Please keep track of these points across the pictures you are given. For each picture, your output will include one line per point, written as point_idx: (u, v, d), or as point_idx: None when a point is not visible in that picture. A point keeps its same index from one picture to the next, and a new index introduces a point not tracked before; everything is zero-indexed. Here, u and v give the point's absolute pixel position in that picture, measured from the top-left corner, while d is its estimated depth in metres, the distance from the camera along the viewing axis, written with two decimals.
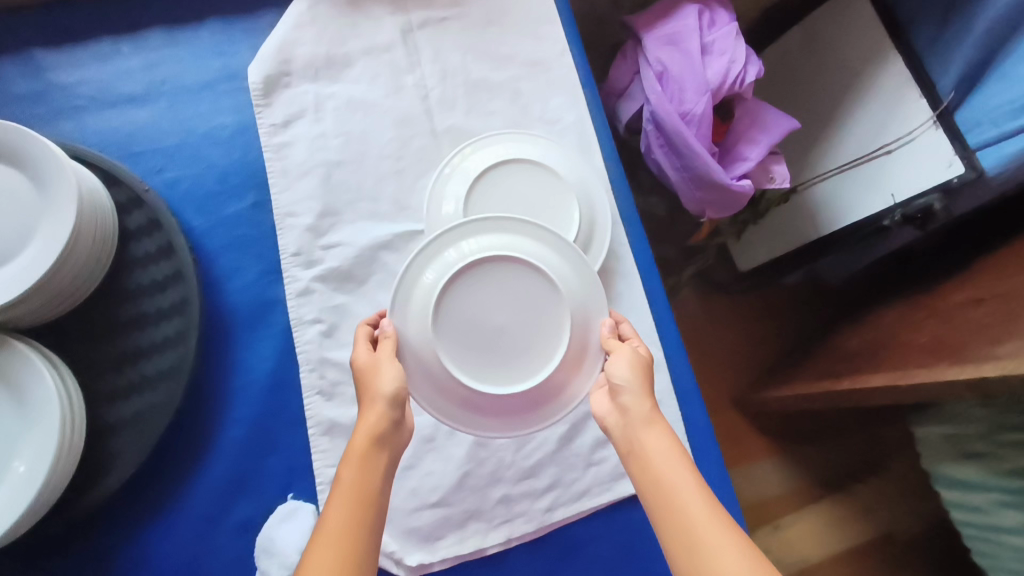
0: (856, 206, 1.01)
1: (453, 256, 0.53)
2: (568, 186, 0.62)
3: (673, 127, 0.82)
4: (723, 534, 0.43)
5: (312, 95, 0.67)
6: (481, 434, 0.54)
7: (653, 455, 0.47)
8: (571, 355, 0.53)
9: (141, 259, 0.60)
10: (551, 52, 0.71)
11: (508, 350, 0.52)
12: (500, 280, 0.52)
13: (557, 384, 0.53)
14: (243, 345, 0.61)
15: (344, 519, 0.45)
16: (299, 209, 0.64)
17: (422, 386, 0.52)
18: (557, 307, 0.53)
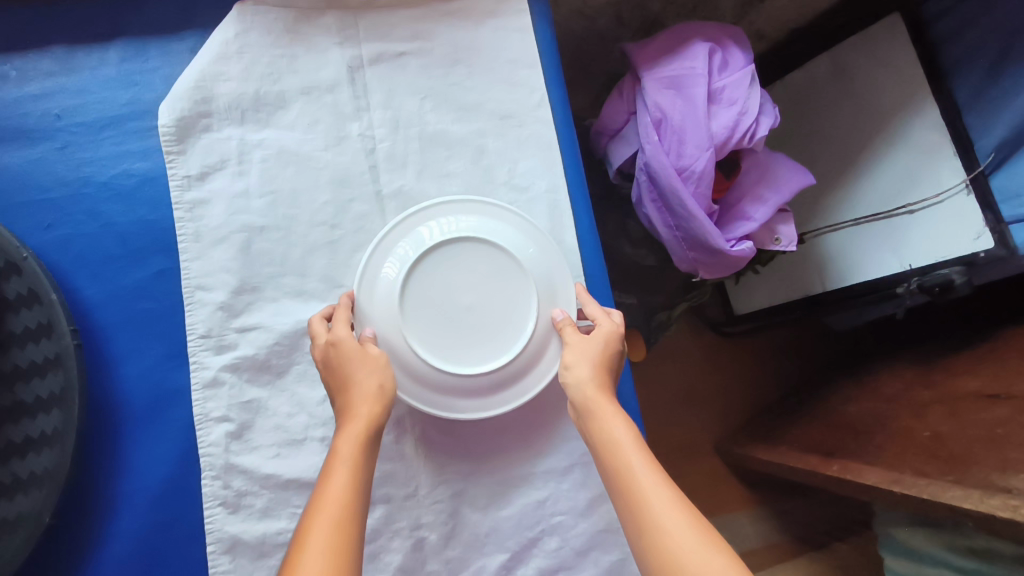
0: (866, 266, 0.89)
1: (427, 234, 0.53)
2: (528, 275, 0.52)
3: (667, 184, 0.71)
4: (674, 508, 0.43)
5: (236, 141, 0.56)
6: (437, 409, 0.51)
7: (617, 440, 0.46)
8: (535, 345, 0.52)
9: (17, 338, 0.50)
10: (526, 103, 0.60)
11: (473, 326, 0.51)
12: (477, 262, 0.52)
13: (518, 365, 0.51)
14: (136, 443, 0.52)
15: (343, 493, 0.43)
16: (212, 281, 0.54)
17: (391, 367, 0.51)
18: (523, 284, 0.52)
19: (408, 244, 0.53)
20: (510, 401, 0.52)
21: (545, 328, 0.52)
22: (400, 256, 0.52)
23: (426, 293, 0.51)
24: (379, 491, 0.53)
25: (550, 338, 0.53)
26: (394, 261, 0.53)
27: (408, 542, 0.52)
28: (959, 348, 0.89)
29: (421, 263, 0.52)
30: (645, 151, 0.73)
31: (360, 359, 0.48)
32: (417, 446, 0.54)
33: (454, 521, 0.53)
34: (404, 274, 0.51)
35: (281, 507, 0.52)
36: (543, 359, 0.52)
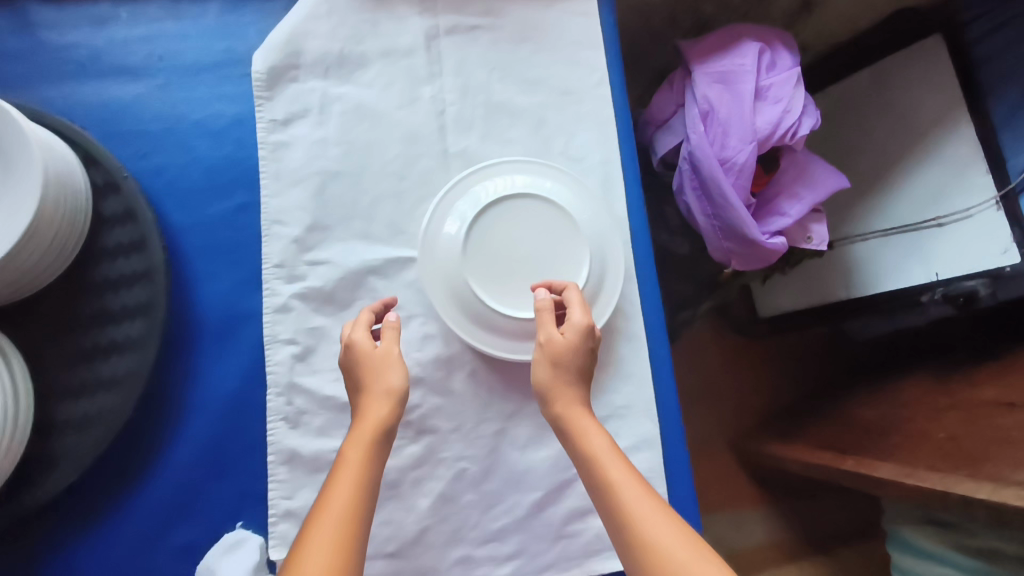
0: (892, 275, 0.93)
1: (490, 189, 0.57)
2: (580, 233, 0.57)
3: (710, 174, 0.75)
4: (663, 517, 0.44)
5: (319, 93, 0.61)
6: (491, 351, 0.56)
7: (602, 457, 0.48)
8: (583, 297, 0.56)
9: (112, 251, 0.55)
10: (586, 81, 0.64)
11: (528, 276, 0.55)
12: (534, 219, 0.57)
13: (566, 316, 0.55)
14: (208, 357, 0.56)
15: (348, 491, 0.44)
16: (288, 217, 0.58)
17: (449, 307, 0.55)
18: (574, 242, 0.56)
19: (468, 200, 0.57)
20: None
21: (590, 284, 0.56)
22: (461, 215, 0.56)
23: (486, 243, 0.56)
24: (428, 422, 0.57)
25: (597, 293, 0.57)
26: (454, 219, 0.57)
27: (450, 472, 0.56)
28: (975, 360, 0.92)
29: (483, 216, 0.56)
30: (690, 141, 0.77)
31: (370, 367, 0.50)
32: (465, 383, 0.58)
33: (494, 457, 0.57)
34: (468, 224, 0.55)
35: (336, 428, 0.56)
36: (589, 312, 0.56)
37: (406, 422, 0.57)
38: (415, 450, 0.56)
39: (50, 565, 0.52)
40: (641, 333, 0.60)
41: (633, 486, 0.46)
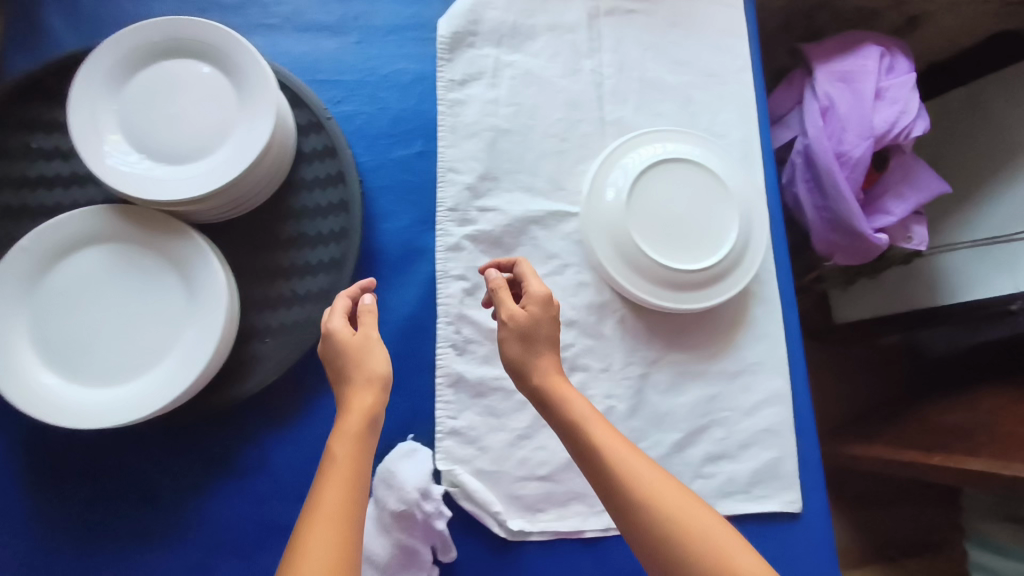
0: (982, 284, 0.95)
1: (650, 153, 0.62)
2: (733, 196, 0.61)
3: (825, 166, 0.79)
4: (680, 498, 0.44)
5: (492, 59, 0.67)
6: (645, 300, 0.60)
7: (596, 440, 0.47)
8: (734, 254, 0.60)
9: (311, 183, 0.61)
10: (731, 65, 0.69)
11: (685, 232, 0.60)
12: (691, 180, 0.61)
13: (719, 270, 0.60)
14: (385, 285, 0.62)
15: (343, 487, 0.42)
16: (462, 166, 0.64)
17: (611, 255, 0.61)
18: (727, 204, 0.61)
19: (629, 162, 0.62)
20: (710, 300, 0.60)
21: (740, 243, 0.61)
22: (618, 183, 0.61)
23: (647, 199, 0.60)
24: (579, 360, 0.62)
25: (746, 252, 0.61)
26: (614, 185, 0.61)
27: (599, 407, 0.61)
28: None
29: (644, 176, 0.61)
30: (807, 135, 0.82)
31: (348, 350, 0.48)
32: (615, 329, 0.63)
33: (638, 397, 0.61)
34: (631, 181, 0.60)
35: (499, 358, 0.61)
36: (737, 269, 0.61)
37: (560, 358, 0.62)
38: None
39: (244, 457, 0.58)
40: (776, 298, 0.64)
41: (657, 475, 0.45)
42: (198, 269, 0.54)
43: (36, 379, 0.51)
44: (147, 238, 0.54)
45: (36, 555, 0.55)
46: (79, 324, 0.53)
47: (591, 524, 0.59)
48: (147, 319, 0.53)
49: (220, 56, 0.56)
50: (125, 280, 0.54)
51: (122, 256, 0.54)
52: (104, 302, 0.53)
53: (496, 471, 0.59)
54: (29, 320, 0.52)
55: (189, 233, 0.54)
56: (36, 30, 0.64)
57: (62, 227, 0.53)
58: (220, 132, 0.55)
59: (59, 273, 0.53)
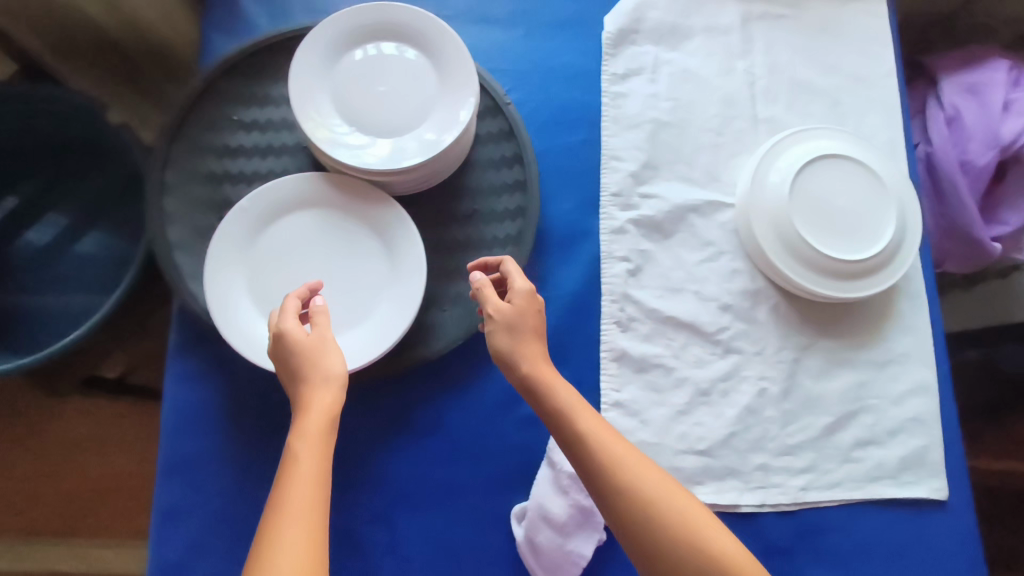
0: None
1: (812, 148, 0.65)
2: (890, 193, 0.64)
3: (948, 173, 0.81)
4: (652, 477, 0.48)
5: (653, 56, 0.70)
6: (804, 287, 0.63)
7: (585, 433, 0.49)
8: (892, 246, 0.63)
9: (494, 163, 0.64)
10: (876, 71, 0.73)
11: (846, 224, 0.63)
12: (849, 177, 0.65)
13: (877, 261, 0.63)
14: (554, 262, 0.65)
15: (313, 478, 0.43)
16: (624, 154, 0.68)
17: (773, 243, 0.64)
18: (885, 200, 0.64)
19: (791, 156, 0.65)
20: (868, 289, 0.63)
21: (897, 236, 0.64)
22: (783, 173, 0.64)
23: (808, 191, 0.64)
24: (735, 342, 0.65)
25: (901, 245, 0.64)
26: (778, 176, 0.65)
27: (754, 388, 0.64)
28: None
29: (806, 169, 0.64)
30: (931, 143, 0.84)
31: (310, 347, 0.49)
32: (768, 315, 0.65)
33: (791, 381, 0.64)
34: (795, 173, 0.64)
35: (659, 336, 0.64)
36: (893, 261, 0.64)
37: (716, 340, 0.65)
38: (723, 364, 0.64)
39: (424, 417, 0.61)
40: (921, 293, 0.67)
41: (633, 455, 0.49)
42: (399, 238, 0.57)
43: (253, 331, 0.55)
44: (353, 208, 0.58)
45: (236, 501, 0.58)
46: (291, 282, 0.57)
47: (747, 499, 0.61)
48: (350, 282, 0.57)
49: (425, 41, 0.60)
50: (331, 245, 0.58)
51: (330, 223, 0.58)
52: (312, 264, 0.57)
53: (657, 443, 0.62)
54: (245, 275, 0.56)
55: (387, 204, 0.58)
56: (232, 14, 0.67)
57: (279, 190, 0.57)
58: (422, 111, 0.59)
59: (274, 234, 0.58)
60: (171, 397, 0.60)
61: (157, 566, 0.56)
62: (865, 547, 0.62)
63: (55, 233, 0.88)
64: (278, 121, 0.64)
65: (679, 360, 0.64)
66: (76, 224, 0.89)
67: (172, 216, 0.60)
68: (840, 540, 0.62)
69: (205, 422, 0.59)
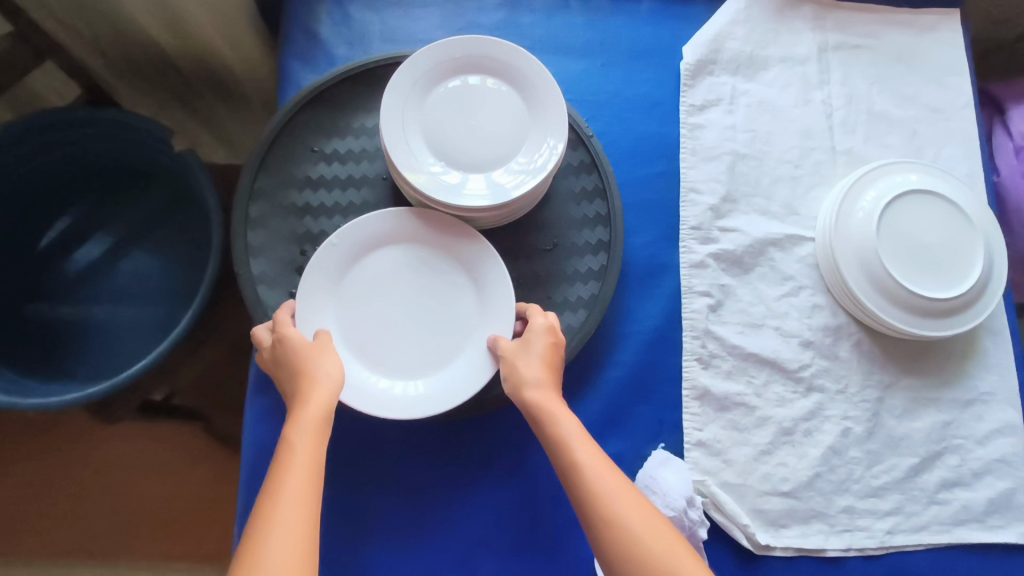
0: None
1: (897, 181, 0.64)
2: (976, 228, 0.63)
3: (1016, 203, 0.80)
4: (644, 510, 0.44)
5: (730, 87, 0.70)
6: (889, 324, 0.62)
7: (580, 462, 0.47)
8: (980, 283, 0.62)
9: (576, 195, 0.64)
10: (954, 102, 0.72)
11: (934, 260, 0.62)
12: (936, 211, 0.64)
13: (965, 299, 0.62)
14: (634, 296, 0.64)
15: (303, 480, 0.42)
16: (703, 187, 0.67)
17: (859, 278, 0.63)
18: (972, 235, 0.63)
19: (876, 189, 0.64)
20: (955, 327, 0.62)
21: (985, 273, 0.62)
22: (869, 207, 0.64)
23: (897, 227, 0.63)
24: (817, 380, 0.64)
25: (988, 283, 0.63)
26: (863, 210, 0.64)
27: (838, 428, 0.63)
28: None
29: (893, 203, 0.63)
30: (999, 172, 0.82)
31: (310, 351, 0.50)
32: (851, 352, 0.65)
33: (875, 421, 0.63)
34: (883, 207, 0.63)
35: (741, 374, 0.63)
36: (981, 299, 0.63)
37: (799, 377, 0.63)
38: (806, 403, 0.63)
39: (506, 455, 0.60)
40: (1004, 331, 0.66)
41: (623, 489, 0.45)
42: (489, 275, 0.57)
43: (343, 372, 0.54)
44: (441, 245, 0.58)
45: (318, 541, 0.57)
46: (378, 320, 0.56)
47: (833, 543, 0.60)
48: (439, 320, 0.57)
49: (513, 74, 0.59)
50: (419, 281, 0.58)
51: (417, 259, 0.58)
52: (401, 301, 0.57)
53: (740, 484, 0.60)
54: (333, 312, 0.56)
55: (474, 237, 0.57)
56: (311, 42, 0.68)
57: (367, 227, 0.57)
58: (511, 143, 0.58)
59: (361, 270, 0.57)
60: (252, 432, 0.59)
61: None
62: None
63: (102, 252, 0.87)
64: (359, 152, 0.64)
65: (761, 398, 0.63)
66: (124, 244, 0.88)
67: (257, 249, 0.60)
68: None
69: None
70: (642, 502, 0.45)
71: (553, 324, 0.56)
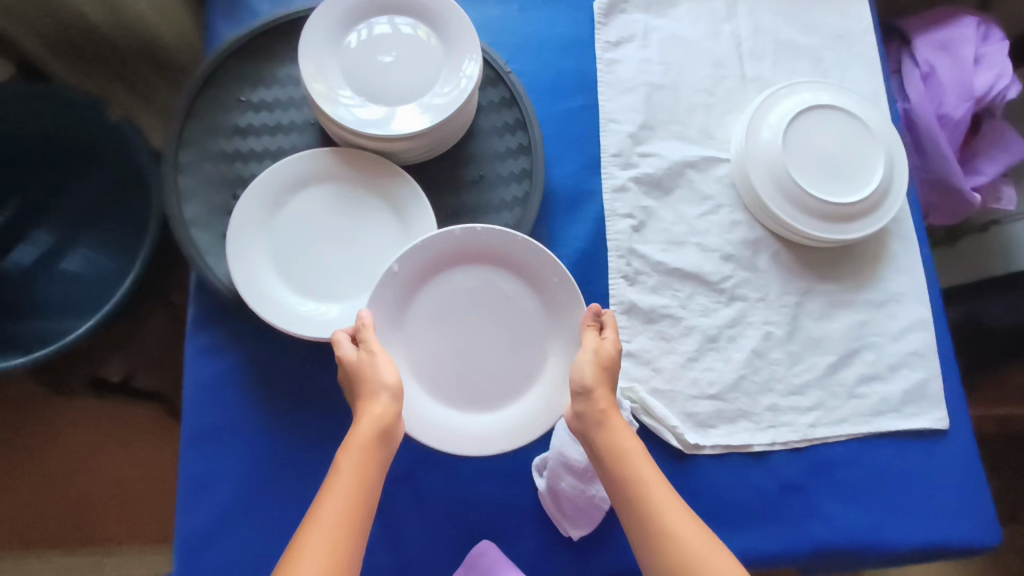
0: None
1: (799, 100, 0.68)
2: (876, 138, 0.67)
3: (927, 127, 0.85)
4: (701, 536, 0.46)
5: (642, 23, 0.73)
6: (800, 232, 0.66)
7: (645, 477, 0.48)
8: (881, 189, 0.66)
9: (496, 130, 0.66)
10: (856, 28, 0.76)
11: (838, 170, 0.66)
12: (837, 125, 0.68)
13: (868, 204, 0.66)
14: (560, 223, 0.67)
15: (341, 511, 0.44)
16: (622, 117, 0.70)
17: (771, 190, 0.66)
18: (872, 145, 0.67)
19: (780, 109, 0.68)
20: (860, 232, 0.66)
21: (886, 179, 0.66)
22: (776, 124, 0.67)
23: (802, 140, 0.67)
24: (738, 290, 0.67)
25: (889, 188, 0.67)
26: (770, 128, 0.67)
27: (759, 332, 0.66)
28: None
29: (796, 120, 0.67)
30: (909, 100, 0.87)
31: (366, 364, 0.51)
32: (769, 263, 0.68)
33: (795, 323, 0.67)
34: (787, 123, 0.66)
35: (666, 288, 0.66)
36: (883, 203, 0.66)
37: (721, 288, 0.67)
38: (728, 312, 0.66)
39: None
40: (912, 234, 0.70)
41: (682, 515, 0.47)
42: (559, 295, 0.58)
43: (419, 406, 0.57)
44: (503, 262, 0.60)
45: (264, 468, 0.59)
46: (445, 346, 0.59)
47: (759, 439, 0.64)
48: (371, 263, 0.59)
49: (426, 13, 0.62)
50: (481, 301, 0.60)
51: (477, 279, 0.60)
52: (461, 322, 0.60)
53: (670, 390, 0.64)
54: (400, 342, 0.58)
55: (387, 165, 0.60)
56: None
57: (426, 250, 0.58)
58: (428, 79, 0.61)
59: (424, 294, 0.59)
60: (193, 370, 0.61)
61: (188, 536, 0.57)
62: (874, 478, 0.64)
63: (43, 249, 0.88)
64: (286, 101, 0.66)
65: (686, 309, 0.66)
66: (71, 234, 0.89)
67: (187, 194, 0.62)
68: (849, 474, 0.64)
69: (231, 391, 0.60)
70: (699, 527, 0.46)
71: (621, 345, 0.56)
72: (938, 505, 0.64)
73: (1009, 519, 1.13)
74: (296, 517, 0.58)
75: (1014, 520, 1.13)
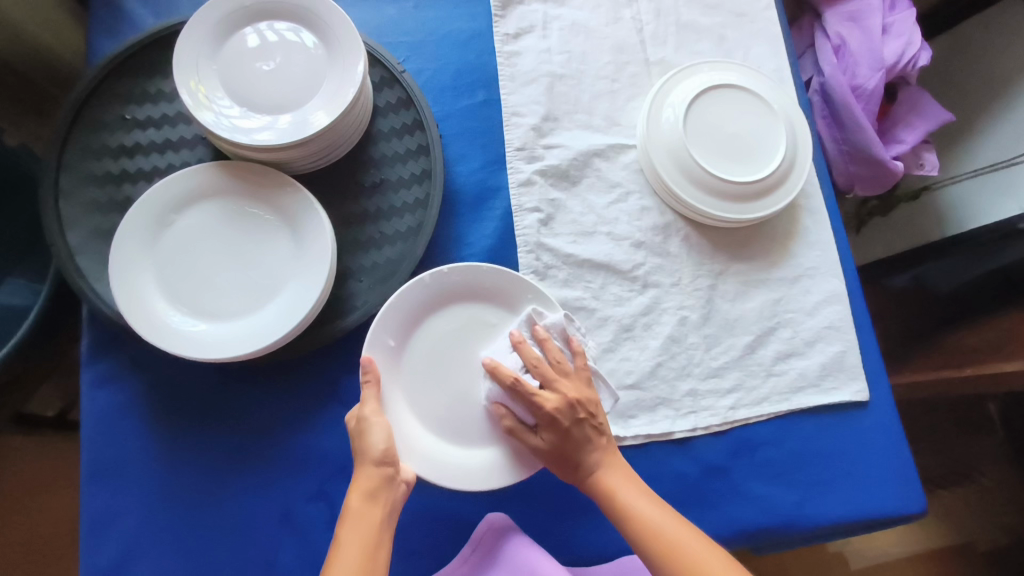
0: (982, 212, 0.92)
1: (698, 82, 0.68)
2: (777, 115, 0.68)
3: (843, 98, 0.83)
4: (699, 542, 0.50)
5: (541, 13, 0.72)
6: (702, 214, 0.66)
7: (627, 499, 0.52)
8: (782, 168, 0.66)
9: (390, 133, 0.65)
10: (756, 6, 0.76)
11: (738, 149, 0.66)
12: (736, 106, 0.68)
13: (768, 184, 0.66)
14: (465, 222, 0.66)
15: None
16: (524, 110, 0.69)
17: (673, 174, 0.66)
18: (773, 124, 0.68)
19: (679, 92, 0.68)
20: (762, 211, 0.66)
21: (786, 158, 0.67)
22: (674, 107, 0.67)
23: (701, 122, 0.67)
24: (651, 277, 0.66)
25: (789, 167, 0.67)
26: (670, 111, 0.68)
27: (674, 318, 0.65)
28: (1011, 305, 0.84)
29: (695, 102, 0.67)
30: (823, 73, 0.86)
31: (358, 434, 0.50)
32: (680, 247, 0.67)
33: (709, 306, 0.66)
34: (685, 105, 0.67)
35: (577, 280, 0.65)
36: (784, 183, 0.67)
37: (633, 277, 0.66)
38: (642, 300, 0.65)
39: (343, 388, 0.60)
40: (821, 209, 0.71)
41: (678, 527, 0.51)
42: (539, 312, 0.58)
43: (415, 442, 0.54)
44: (481, 294, 0.59)
45: (169, 496, 0.57)
46: (449, 390, 0.57)
47: (680, 425, 0.62)
48: (265, 273, 0.58)
49: (307, 19, 0.61)
50: (468, 336, 0.58)
51: (463, 317, 0.59)
52: (465, 362, 0.58)
53: None
54: (406, 398, 0.56)
55: (276, 178, 0.58)
56: (115, 15, 0.68)
57: (399, 305, 0.56)
58: (311, 85, 0.59)
59: (416, 341, 0.58)
60: (90, 402, 0.58)
61: None
62: (798, 456, 0.63)
63: None
64: (174, 116, 0.63)
65: (600, 300, 0.65)
66: None
67: (71, 220, 0.60)
68: (770, 453, 0.63)
69: (128, 421, 0.58)
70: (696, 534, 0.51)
71: (566, 385, 0.53)
72: (860, 479, 0.63)
73: (958, 481, 1.14)
74: (205, 545, 0.56)
75: (965, 482, 1.14)
